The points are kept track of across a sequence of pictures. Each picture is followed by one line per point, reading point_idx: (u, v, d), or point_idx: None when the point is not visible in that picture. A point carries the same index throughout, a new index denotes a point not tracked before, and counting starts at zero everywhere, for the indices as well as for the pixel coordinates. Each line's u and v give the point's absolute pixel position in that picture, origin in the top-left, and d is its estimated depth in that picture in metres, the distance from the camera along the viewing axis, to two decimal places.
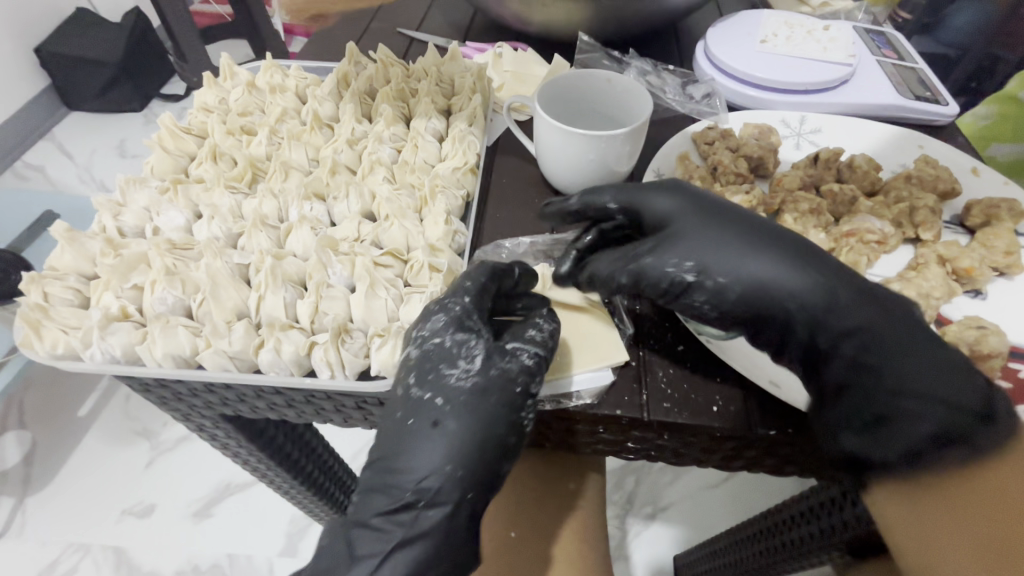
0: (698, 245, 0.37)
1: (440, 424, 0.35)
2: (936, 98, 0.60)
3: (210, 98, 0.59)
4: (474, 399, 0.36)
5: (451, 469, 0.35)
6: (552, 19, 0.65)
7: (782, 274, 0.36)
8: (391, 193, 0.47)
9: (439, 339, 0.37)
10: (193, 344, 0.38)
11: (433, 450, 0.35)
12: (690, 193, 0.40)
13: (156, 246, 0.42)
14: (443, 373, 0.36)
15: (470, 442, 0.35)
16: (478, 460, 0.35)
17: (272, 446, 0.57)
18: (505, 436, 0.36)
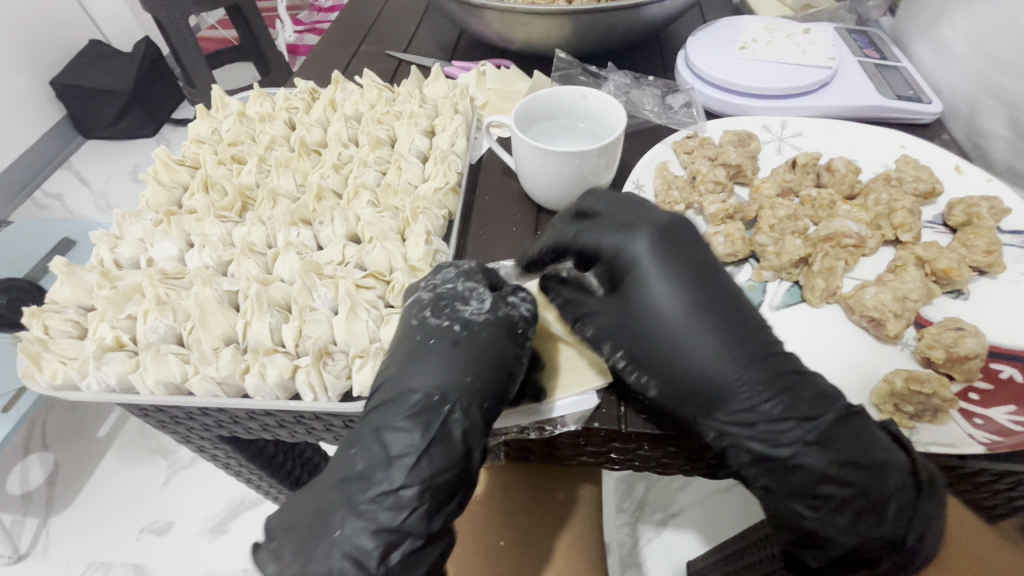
0: (636, 330, 0.39)
1: (460, 341, 0.38)
2: (918, 96, 0.60)
3: (204, 129, 0.61)
4: (486, 329, 0.39)
5: (470, 379, 0.37)
6: (532, 36, 0.66)
7: (715, 356, 0.37)
8: (374, 216, 0.49)
9: (452, 283, 0.41)
10: (182, 370, 0.39)
11: (450, 364, 0.38)
12: (656, 256, 0.39)
13: (148, 277, 0.44)
14: (439, 334, 0.39)
15: (485, 361, 0.37)
16: (493, 371, 0.37)
17: (272, 464, 0.59)
18: (513, 364, 0.38)
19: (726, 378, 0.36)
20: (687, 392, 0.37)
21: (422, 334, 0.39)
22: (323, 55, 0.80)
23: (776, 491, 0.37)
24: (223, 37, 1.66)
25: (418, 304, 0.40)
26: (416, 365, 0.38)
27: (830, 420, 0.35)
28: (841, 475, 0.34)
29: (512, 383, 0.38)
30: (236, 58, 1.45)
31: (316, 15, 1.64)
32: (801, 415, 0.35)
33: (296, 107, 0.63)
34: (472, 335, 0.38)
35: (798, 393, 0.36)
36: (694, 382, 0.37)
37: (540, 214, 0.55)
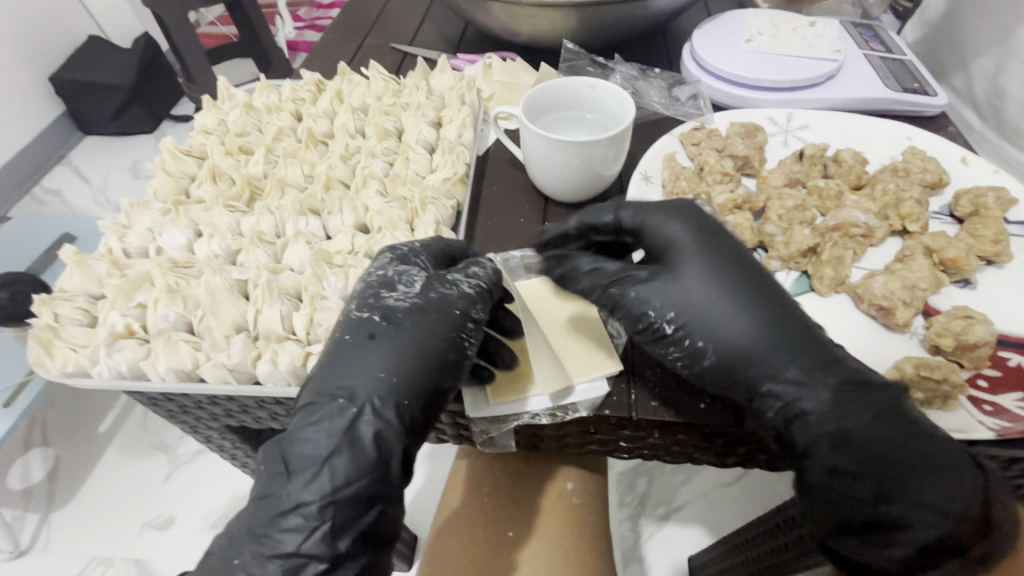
0: (683, 298, 0.40)
1: (378, 334, 0.38)
2: (925, 89, 0.60)
3: (210, 120, 0.61)
4: (410, 317, 0.39)
5: (385, 375, 0.37)
6: (539, 28, 0.66)
7: (757, 327, 0.39)
8: (383, 206, 0.49)
9: (385, 269, 0.41)
10: (193, 358, 0.39)
11: (381, 358, 0.37)
12: (700, 226, 0.43)
13: (158, 265, 0.44)
14: (368, 324, 0.39)
15: (404, 353, 0.38)
16: (409, 365, 0.37)
17: None
18: (439, 353, 0.38)
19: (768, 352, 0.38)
20: (733, 361, 0.38)
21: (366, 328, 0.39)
22: (327, 49, 0.80)
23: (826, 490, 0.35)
24: (224, 33, 1.66)
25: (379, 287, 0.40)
26: (343, 368, 0.37)
27: (853, 405, 0.35)
28: (886, 473, 0.33)
29: (452, 376, 0.38)
30: (238, 53, 1.44)
31: (316, 11, 1.63)
32: (839, 397, 0.36)
33: (303, 99, 0.63)
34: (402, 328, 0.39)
35: (818, 366, 0.37)
36: (744, 351, 0.38)
37: (547, 205, 0.55)
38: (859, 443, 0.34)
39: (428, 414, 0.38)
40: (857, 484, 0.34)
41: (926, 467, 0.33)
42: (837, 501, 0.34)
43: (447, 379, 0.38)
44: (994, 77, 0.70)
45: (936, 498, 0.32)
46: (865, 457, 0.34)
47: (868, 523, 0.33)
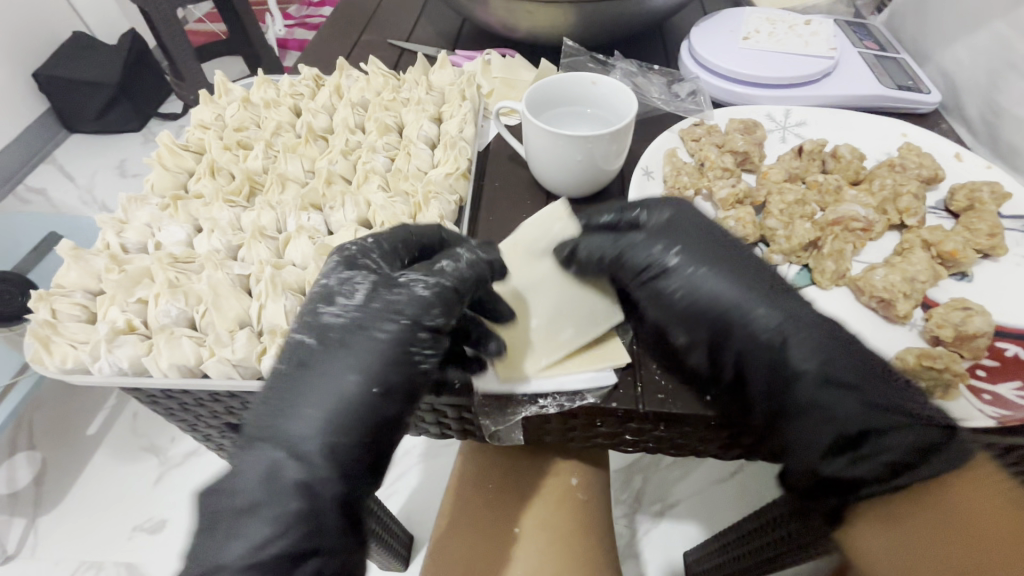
0: (686, 240, 0.42)
1: (304, 361, 0.36)
2: (919, 87, 0.61)
3: (207, 115, 0.61)
4: (350, 334, 0.36)
5: (313, 408, 0.35)
6: (538, 25, 0.66)
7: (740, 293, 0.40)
8: (386, 201, 0.49)
9: (329, 279, 0.38)
10: (197, 353, 0.39)
11: (359, 368, 0.35)
12: (684, 211, 0.44)
13: (159, 260, 0.44)
14: (303, 350, 0.36)
15: (337, 380, 0.35)
16: (343, 392, 0.35)
17: None
18: (385, 374, 0.36)
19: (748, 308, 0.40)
20: (726, 301, 0.40)
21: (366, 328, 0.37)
22: (323, 45, 0.79)
23: (809, 415, 0.37)
24: (212, 31, 1.64)
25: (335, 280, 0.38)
26: (295, 397, 0.35)
27: (856, 364, 0.37)
28: (875, 400, 0.36)
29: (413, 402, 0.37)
30: (227, 51, 1.43)
31: (306, 9, 1.62)
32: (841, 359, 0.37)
33: (301, 94, 0.62)
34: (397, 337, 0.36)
35: (800, 312, 0.40)
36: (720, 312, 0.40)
37: (550, 200, 0.55)
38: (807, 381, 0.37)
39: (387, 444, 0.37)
40: (847, 399, 0.36)
41: (898, 406, 0.36)
42: (824, 421, 0.36)
43: (407, 405, 0.37)
44: (989, 91, 0.61)
45: (905, 408, 0.35)
46: (851, 384, 0.36)
47: (852, 441, 0.36)
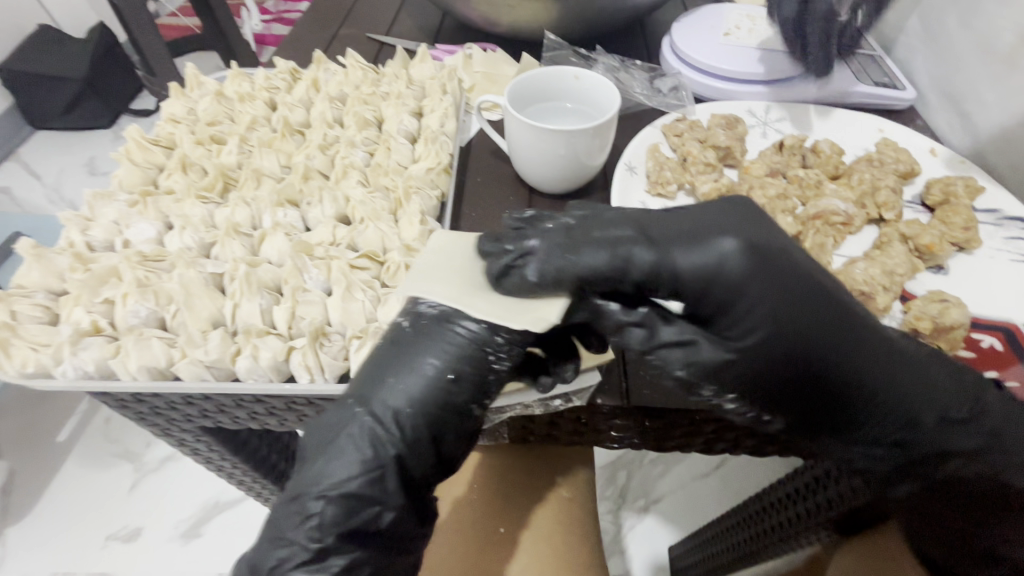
0: (747, 310, 0.33)
1: (400, 342, 0.36)
2: (894, 83, 0.62)
3: (178, 109, 0.59)
4: (451, 332, 0.36)
5: (404, 400, 0.36)
6: (519, 19, 0.65)
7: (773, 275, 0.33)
8: (365, 196, 0.48)
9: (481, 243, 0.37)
10: (168, 355, 0.37)
11: (443, 353, 0.36)
12: (750, 229, 0.34)
13: (126, 258, 0.42)
14: (404, 337, 0.36)
15: (429, 381, 0.36)
16: (430, 390, 0.36)
17: (255, 457, 0.57)
18: (465, 390, 0.36)
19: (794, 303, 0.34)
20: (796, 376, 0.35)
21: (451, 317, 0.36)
22: (300, 38, 0.77)
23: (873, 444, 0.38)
24: (185, 25, 1.60)
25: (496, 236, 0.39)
26: (385, 369, 0.36)
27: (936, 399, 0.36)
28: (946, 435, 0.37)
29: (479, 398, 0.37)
30: (200, 45, 1.39)
31: (283, 3, 1.58)
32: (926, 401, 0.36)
33: (277, 88, 0.61)
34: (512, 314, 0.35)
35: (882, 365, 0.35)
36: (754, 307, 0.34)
37: (533, 196, 0.54)
38: (876, 381, 0.35)
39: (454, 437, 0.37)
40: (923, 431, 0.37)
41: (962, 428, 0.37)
42: (897, 452, 0.38)
43: (472, 398, 0.36)
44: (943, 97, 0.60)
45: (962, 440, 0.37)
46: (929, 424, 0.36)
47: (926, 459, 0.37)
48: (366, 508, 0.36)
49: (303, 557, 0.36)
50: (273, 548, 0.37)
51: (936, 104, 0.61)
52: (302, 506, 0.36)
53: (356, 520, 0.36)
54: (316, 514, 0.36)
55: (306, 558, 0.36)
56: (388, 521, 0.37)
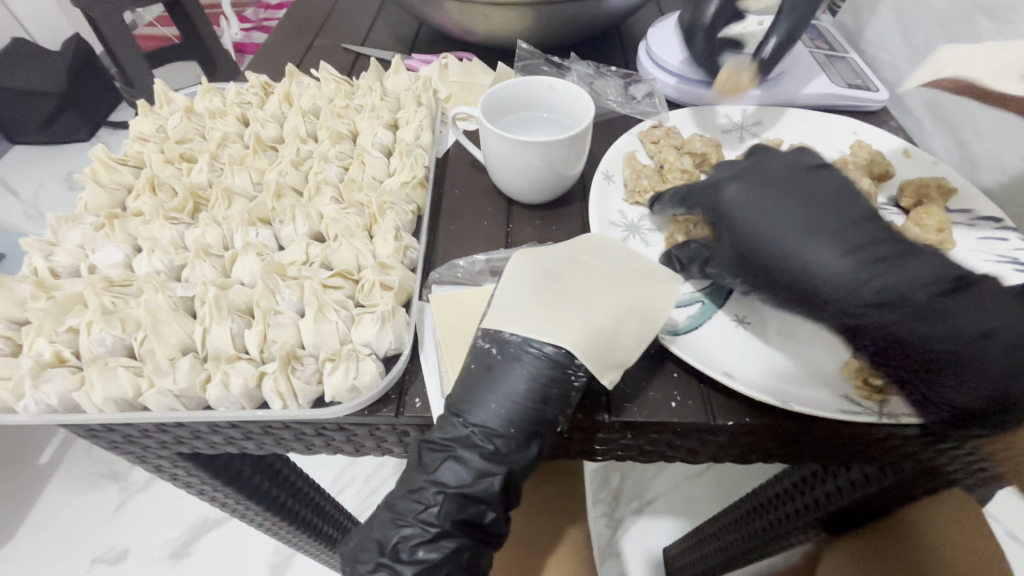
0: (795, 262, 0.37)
1: (493, 364, 0.36)
2: (867, 85, 0.63)
3: (147, 126, 0.57)
4: (540, 359, 0.36)
5: (506, 423, 0.35)
6: (494, 27, 0.65)
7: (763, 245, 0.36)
8: (339, 213, 0.47)
9: (562, 266, 0.39)
10: (135, 385, 0.36)
11: (529, 372, 0.35)
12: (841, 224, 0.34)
13: (91, 285, 0.41)
14: (494, 360, 0.36)
15: (524, 403, 0.35)
16: (525, 412, 0.35)
17: (253, 489, 0.55)
18: (552, 412, 0.36)
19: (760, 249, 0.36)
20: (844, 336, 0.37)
21: (536, 341, 0.36)
22: (274, 50, 0.77)
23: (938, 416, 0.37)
24: (165, 35, 1.57)
25: (582, 244, 0.41)
26: (479, 393, 0.36)
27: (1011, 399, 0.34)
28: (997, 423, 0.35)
29: (566, 411, 0.36)
30: (179, 56, 1.36)
31: (264, 11, 1.55)
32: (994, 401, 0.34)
33: (249, 102, 0.60)
34: (596, 356, 0.36)
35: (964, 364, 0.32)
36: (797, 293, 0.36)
37: (511, 207, 0.54)
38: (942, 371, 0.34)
39: (530, 456, 0.36)
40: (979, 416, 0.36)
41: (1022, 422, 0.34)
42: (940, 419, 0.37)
43: (560, 414, 0.36)
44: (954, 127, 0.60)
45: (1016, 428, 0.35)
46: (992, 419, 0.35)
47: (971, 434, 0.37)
48: (475, 503, 0.36)
49: (425, 537, 0.35)
50: (394, 527, 0.36)
51: (929, 125, 0.63)
52: (424, 494, 0.36)
53: (469, 510, 0.36)
54: (436, 504, 0.35)
55: (427, 538, 0.35)
56: (491, 518, 0.36)
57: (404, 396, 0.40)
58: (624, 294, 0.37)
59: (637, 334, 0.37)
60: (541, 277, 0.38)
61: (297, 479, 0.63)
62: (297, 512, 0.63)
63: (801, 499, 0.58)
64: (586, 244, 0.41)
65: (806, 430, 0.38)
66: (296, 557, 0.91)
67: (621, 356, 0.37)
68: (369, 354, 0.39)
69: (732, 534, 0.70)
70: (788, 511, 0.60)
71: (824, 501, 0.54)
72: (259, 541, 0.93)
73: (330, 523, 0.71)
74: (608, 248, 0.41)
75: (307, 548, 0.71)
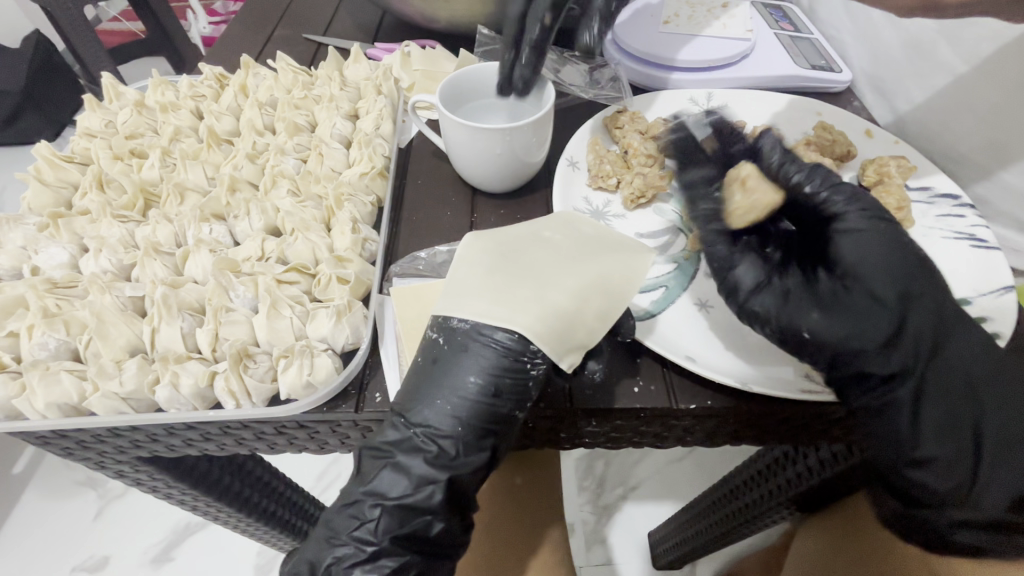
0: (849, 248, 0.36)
1: (441, 358, 0.36)
2: (831, 66, 0.63)
3: (95, 121, 0.56)
4: (488, 352, 0.35)
5: (455, 421, 0.35)
6: (456, 14, 0.63)
7: (910, 258, 0.36)
8: (294, 206, 0.45)
9: (518, 244, 0.38)
10: (80, 389, 0.35)
11: (477, 365, 0.35)
12: (890, 240, 0.36)
13: (32, 287, 0.39)
14: (443, 354, 0.36)
15: (474, 400, 0.35)
16: (474, 409, 0.35)
17: (222, 491, 0.53)
18: (501, 407, 0.35)
19: (945, 305, 0.36)
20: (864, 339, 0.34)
21: (488, 327, 0.35)
22: (233, 41, 0.74)
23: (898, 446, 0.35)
24: (130, 30, 1.52)
25: (541, 223, 0.40)
26: (427, 390, 0.36)
27: (944, 439, 0.34)
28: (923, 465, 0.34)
29: (522, 404, 0.35)
30: (144, 51, 1.32)
31: (233, 4, 1.50)
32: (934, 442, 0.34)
33: (203, 95, 0.58)
34: (553, 339, 0.34)
35: (942, 384, 0.34)
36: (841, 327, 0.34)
37: (475, 196, 0.53)
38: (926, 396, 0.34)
39: (485, 452, 0.35)
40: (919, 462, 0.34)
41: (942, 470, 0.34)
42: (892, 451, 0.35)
43: (515, 408, 0.35)
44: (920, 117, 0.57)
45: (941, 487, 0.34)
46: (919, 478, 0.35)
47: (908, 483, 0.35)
48: (418, 515, 0.35)
49: (359, 557, 0.35)
50: (329, 547, 0.36)
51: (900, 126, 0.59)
52: (360, 509, 0.35)
53: (413, 524, 0.35)
54: (372, 520, 0.35)
55: (363, 557, 0.35)
56: (439, 530, 0.36)
57: (363, 392, 0.39)
58: (585, 271, 0.36)
59: (600, 312, 0.36)
60: (496, 257, 0.37)
61: (271, 478, 0.62)
62: (271, 512, 0.62)
63: (773, 480, 0.58)
64: (551, 221, 0.40)
65: (769, 411, 0.38)
66: (280, 557, 0.90)
67: (583, 338, 0.35)
68: (325, 350, 0.38)
69: (710, 517, 0.71)
70: (760, 492, 0.61)
71: (796, 481, 0.54)
72: (242, 543, 0.92)
73: (306, 523, 0.70)
74: (574, 224, 0.40)
75: (285, 547, 0.70)
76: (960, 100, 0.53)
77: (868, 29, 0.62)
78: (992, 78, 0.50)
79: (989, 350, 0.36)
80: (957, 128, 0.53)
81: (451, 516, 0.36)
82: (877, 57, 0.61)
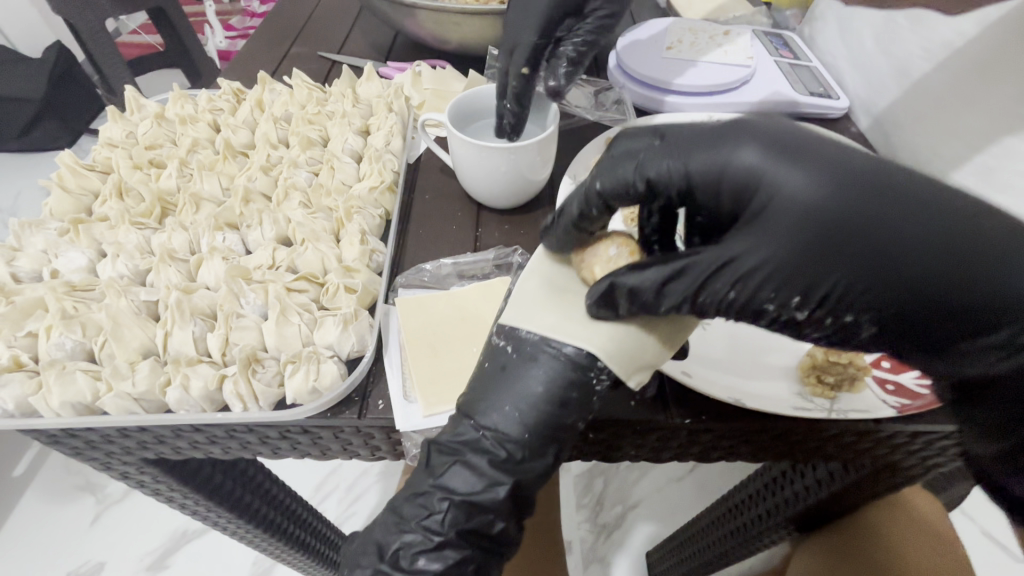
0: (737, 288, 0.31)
1: (509, 365, 0.36)
2: (828, 93, 0.65)
3: (116, 132, 0.58)
4: (561, 364, 0.35)
5: (526, 433, 0.35)
6: (466, 36, 0.66)
7: (767, 256, 0.30)
8: (306, 218, 0.47)
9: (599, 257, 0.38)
10: (94, 389, 0.37)
11: (546, 375, 0.34)
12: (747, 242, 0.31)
13: (52, 290, 0.41)
14: (511, 359, 0.36)
15: (542, 409, 0.35)
16: (540, 420, 0.35)
17: (224, 495, 0.54)
18: (567, 420, 0.35)
19: (894, 214, 0.29)
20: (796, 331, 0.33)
21: (556, 341, 0.35)
22: (250, 57, 0.77)
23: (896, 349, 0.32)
24: (148, 42, 1.56)
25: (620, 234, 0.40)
26: (492, 394, 0.36)
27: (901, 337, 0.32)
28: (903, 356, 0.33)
29: (585, 417, 0.35)
30: (164, 64, 1.35)
31: (249, 19, 1.54)
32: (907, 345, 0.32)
33: (220, 109, 0.60)
34: (621, 357, 0.34)
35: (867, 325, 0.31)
36: (791, 264, 0.30)
37: (480, 211, 0.55)
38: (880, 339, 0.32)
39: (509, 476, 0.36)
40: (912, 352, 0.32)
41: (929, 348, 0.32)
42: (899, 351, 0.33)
43: (579, 421, 0.35)
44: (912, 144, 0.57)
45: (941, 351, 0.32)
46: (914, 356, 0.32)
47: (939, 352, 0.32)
48: (483, 512, 0.36)
49: (427, 546, 0.35)
50: (397, 533, 0.36)
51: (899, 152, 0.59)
52: (431, 500, 0.36)
53: (479, 520, 0.35)
54: (441, 512, 0.35)
55: (430, 546, 0.35)
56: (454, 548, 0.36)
57: (367, 398, 0.40)
58: None
59: (670, 333, 0.36)
60: (571, 269, 0.38)
61: (270, 486, 0.63)
62: (273, 519, 0.63)
63: (773, 499, 0.58)
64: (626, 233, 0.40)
65: (759, 427, 0.39)
66: (275, 568, 0.90)
67: (650, 360, 0.35)
68: (330, 357, 0.39)
69: (710, 534, 0.71)
70: (758, 512, 0.61)
71: (796, 501, 0.55)
72: (238, 553, 0.92)
73: (303, 533, 0.70)
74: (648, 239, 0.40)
75: (284, 557, 0.70)
76: (951, 127, 0.53)
77: (860, 58, 0.64)
78: (979, 105, 0.50)
79: (945, 207, 0.29)
80: (947, 153, 0.53)
81: (512, 518, 0.36)
82: (870, 85, 0.63)
